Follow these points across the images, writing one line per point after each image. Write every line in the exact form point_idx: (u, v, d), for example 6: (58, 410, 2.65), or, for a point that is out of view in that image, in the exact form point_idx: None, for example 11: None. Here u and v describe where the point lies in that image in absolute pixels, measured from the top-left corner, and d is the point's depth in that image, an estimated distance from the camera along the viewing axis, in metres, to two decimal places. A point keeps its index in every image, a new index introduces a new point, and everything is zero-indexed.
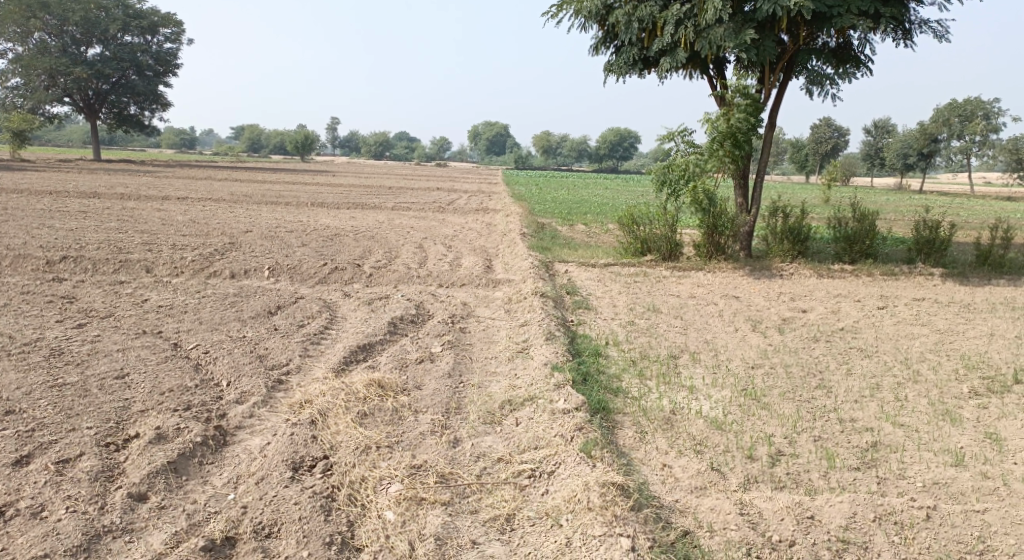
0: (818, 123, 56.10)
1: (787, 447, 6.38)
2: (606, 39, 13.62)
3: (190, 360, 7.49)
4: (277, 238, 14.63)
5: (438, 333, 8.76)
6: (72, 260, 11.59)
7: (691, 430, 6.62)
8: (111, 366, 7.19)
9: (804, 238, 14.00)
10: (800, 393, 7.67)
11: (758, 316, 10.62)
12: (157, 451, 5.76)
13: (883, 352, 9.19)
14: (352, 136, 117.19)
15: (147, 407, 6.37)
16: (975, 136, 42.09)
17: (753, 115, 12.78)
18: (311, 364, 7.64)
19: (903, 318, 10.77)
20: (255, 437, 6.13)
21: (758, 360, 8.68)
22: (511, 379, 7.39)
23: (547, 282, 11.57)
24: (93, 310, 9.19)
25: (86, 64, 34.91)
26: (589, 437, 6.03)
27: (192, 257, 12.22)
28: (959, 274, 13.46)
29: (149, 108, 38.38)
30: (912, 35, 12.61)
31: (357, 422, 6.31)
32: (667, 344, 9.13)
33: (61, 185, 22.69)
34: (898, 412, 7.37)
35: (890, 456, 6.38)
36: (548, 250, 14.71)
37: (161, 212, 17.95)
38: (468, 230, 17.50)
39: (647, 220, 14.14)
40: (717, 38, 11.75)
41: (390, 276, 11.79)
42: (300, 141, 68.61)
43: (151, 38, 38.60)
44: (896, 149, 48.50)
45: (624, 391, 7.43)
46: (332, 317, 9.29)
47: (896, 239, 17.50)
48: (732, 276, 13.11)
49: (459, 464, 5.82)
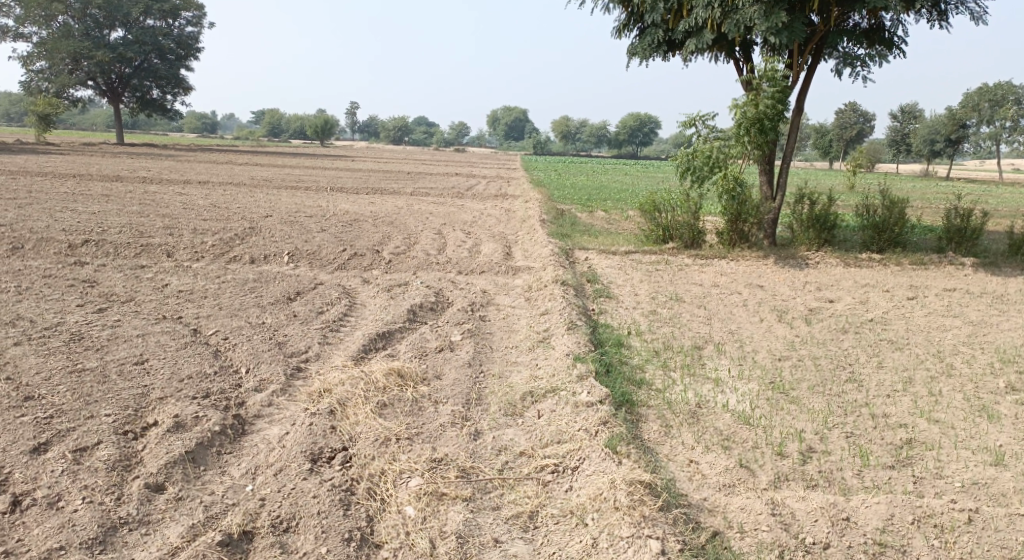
0: (843, 109, 55.33)
1: (819, 444, 6.20)
2: (630, 22, 13.35)
3: (210, 346, 7.40)
4: (297, 223, 14.55)
5: (458, 321, 8.62)
6: (93, 244, 11.56)
7: (717, 425, 6.44)
8: (131, 352, 7.12)
9: (831, 226, 13.69)
10: (829, 387, 7.46)
11: (783, 306, 10.40)
12: (175, 440, 5.66)
13: (914, 344, 8.94)
14: (372, 120, 117.25)
15: (166, 395, 6.28)
16: (1005, 121, 41.23)
17: (780, 101, 12.47)
18: (329, 351, 7.53)
19: (934, 309, 10.48)
20: (273, 426, 6.03)
21: (785, 352, 8.46)
22: (533, 370, 7.24)
23: (569, 269, 11.39)
24: (114, 294, 9.13)
25: (110, 47, 35.03)
26: (614, 431, 5.86)
27: (212, 242, 12.15)
28: (990, 264, 13.12)
29: (172, 92, 38.47)
30: (948, 17, 12.24)
31: (376, 413, 6.19)
32: (691, 334, 8.94)
33: (84, 168, 22.79)
34: (933, 407, 7.14)
35: (925, 454, 6.18)
36: (569, 236, 14.52)
37: (182, 195, 17.92)
38: (488, 215, 17.34)
39: (669, 206, 13.88)
40: (747, 19, 11.46)
41: (409, 263, 11.66)
42: (321, 125, 68.59)
43: (173, 21, 38.63)
44: (922, 136, 47.61)
45: (648, 383, 7.25)
46: (351, 304, 9.18)
47: (925, 227, 17.12)
48: (756, 264, 12.87)
49: (481, 457, 5.68)
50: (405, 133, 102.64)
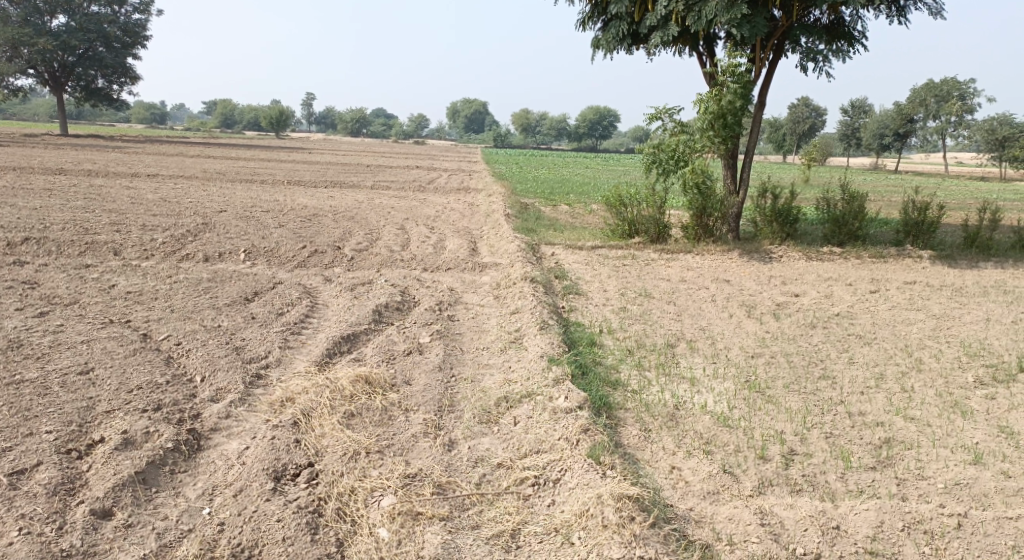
0: (795, 103, 55.95)
1: (800, 446, 6.06)
2: (594, 14, 13.12)
3: (161, 353, 7.00)
4: (252, 218, 14.08)
5: (425, 321, 8.32)
6: (35, 242, 10.99)
7: (697, 428, 6.26)
8: (75, 360, 6.68)
9: (794, 220, 13.63)
10: (804, 385, 7.33)
11: (751, 301, 10.29)
12: (123, 460, 5.30)
13: (882, 339, 8.87)
14: (326, 112, 115.66)
15: (113, 408, 5.90)
16: (951, 116, 42.02)
17: (743, 96, 12.33)
18: (291, 356, 7.18)
19: (899, 303, 10.45)
20: (232, 440, 5.69)
21: (758, 349, 8.32)
22: (506, 373, 6.98)
23: (536, 265, 11.13)
24: (56, 296, 8.64)
25: (52, 36, 33.85)
26: (596, 440, 5.65)
27: (163, 239, 11.64)
28: (947, 257, 13.19)
29: (118, 82, 37.32)
30: (907, 12, 12.22)
31: (343, 424, 5.88)
32: (663, 331, 8.76)
33: (27, 161, 21.91)
34: (908, 404, 7.04)
35: (905, 453, 6.08)
36: (533, 231, 14.28)
37: (130, 190, 17.26)
38: (450, 210, 17.02)
39: (634, 201, 13.70)
40: (709, 13, 11.31)
41: (371, 260, 11.31)
42: (275, 116, 67.34)
43: (119, 9, 37.43)
44: (872, 129, 48.33)
45: (623, 385, 7.05)
46: (312, 304, 8.82)
47: (881, 220, 17.18)
48: (721, 258, 12.77)
49: (457, 471, 5.44)
50: (360, 126, 101.66)
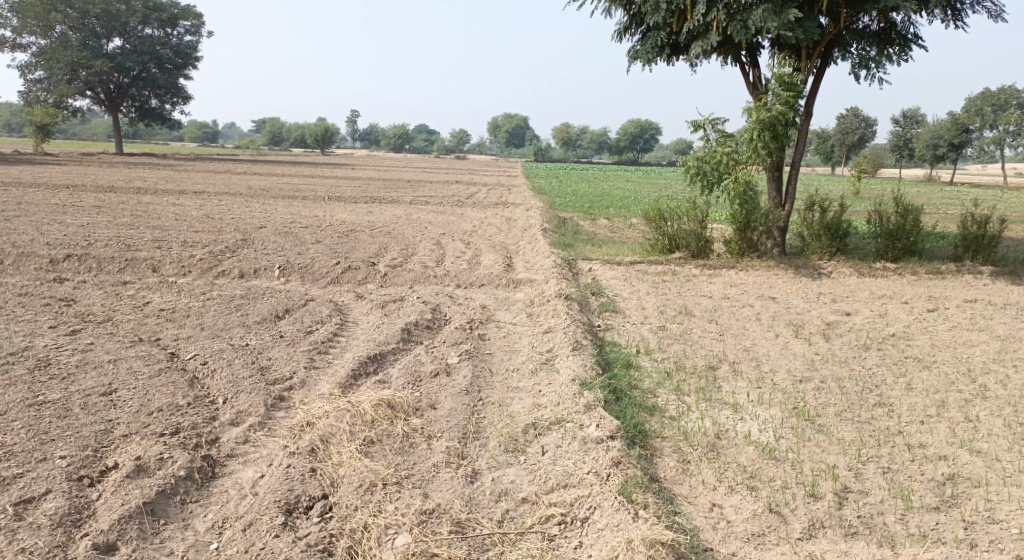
0: (845, 113, 54.61)
1: (854, 482, 5.62)
2: (631, 26, 12.75)
3: (186, 373, 6.78)
4: (291, 234, 13.97)
5: (455, 341, 8.01)
6: (76, 259, 10.97)
7: (740, 460, 5.85)
8: (99, 381, 6.50)
9: (844, 234, 13.04)
10: (858, 413, 6.84)
11: (799, 320, 9.79)
12: (133, 489, 5.10)
13: (943, 363, 8.31)
14: (371, 128, 116.89)
15: (131, 432, 5.69)
16: (1009, 125, 40.41)
17: (792, 105, 11.85)
18: (316, 378, 6.91)
19: (958, 323, 9.84)
20: (247, 468, 5.46)
21: (806, 373, 7.83)
22: (536, 397, 6.63)
23: (572, 282, 10.78)
24: (90, 314, 8.53)
25: (108, 57, 34.61)
26: (628, 475, 5.30)
27: (201, 255, 11.55)
28: (1010, 274, 12.48)
29: (171, 101, 37.97)
30: (963, 16, 11.66)
31: (363, 452, 5.60)
32: (704, 352, 8.33)
33: (80, 179, 22.23)
34: (972, 436, 6.52)
35: (972, 492, 5.60)
36: (571, 246, 13.92)
37: (176, 206, 17.34)
38: (488, 225, 16.74)
39: (675, 215, 13.27)
40: (756, 20, 10.92)
41: (405, 276, 11.07)
42: (321, 134, 67.99)
43: (172, 31, 38.17)
44: (925, 140, 46.92)
45: (661, 410, 6.65)
46: (342, 322, 8.57)
47: (938, 233, 16.42)
48: (767, 274, 12.27)
49: (479, 506, 5.12)
50: (405, 141, 102.60)
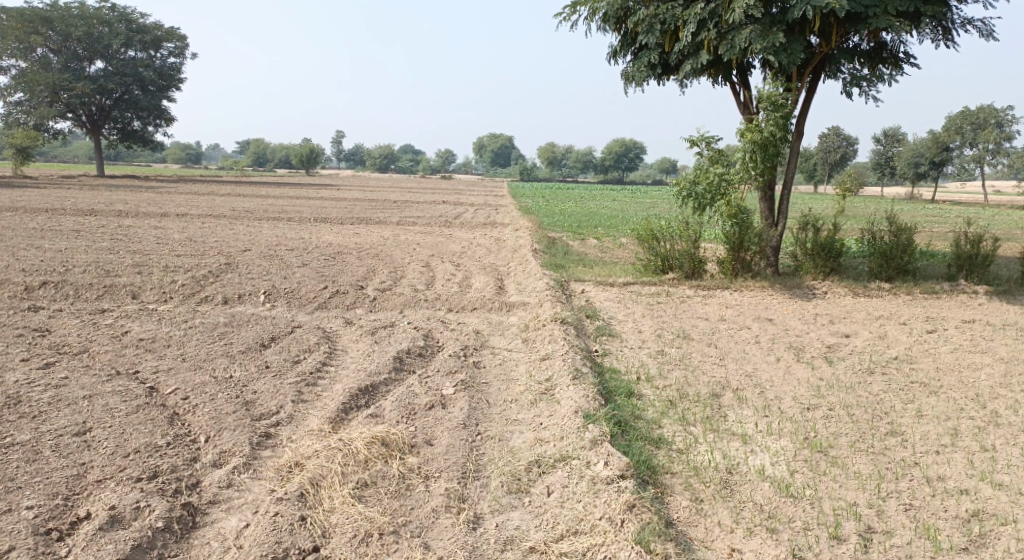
0: (826, 132, 54.80)
1: (877, 521, 5.43)
2: (622, 45, 12.54)
3: (166, 409, 6.38)
4: (276, 257, 13.59)
5: (449, 370, 7.67)
6: (52, 286, 10.55)
7: (756, 498, 5.61)
8: (72, 419, 6.09)
9: (838, 254, 12.80)
10: (871, 443, 6.54)
11: (799, 343, 9.51)
12: (105, 544, 4.81)
13: (950, 388, 8.03)
14: (355, 149, 116.62)
15: (105, 477, 5.33)
16: (988, 144, 40.63)
17: (785, 125, 11.64)
18: (304, 412, 6.53)
19: (960, 345, 9.58)
20: (231, 516, 5.15)
21: (813, 400, 7.52)
22: (537, 431, 6.30)
23: (566, 305, 10.47)
24: (65, 345, 8.12)
25: (90, 79, 34.16)
26: (644, 521, 5.09)
27: (183, 280, 11.14)
28: (1004, 293, 12.28)
29: (154, 123, 37.52)
30: (954, 35, 11.50)
31: (355, 497, 5.31)
32: (706, 379, 8.01)
33: (59, 202, 21.76)
34: (992, 467, 6.24)
35: (1000, 530, 5.42)
36: (562, 267, 13.62)
37: (158, 230, 16.91)
38: (477, 246, 16.41)
39: (668, 235, 12.97)
40: (744, 41, 10.71)
41: (395, 300, 10.72)
42: (306, 154, 67.62)
43: (155, 53, 37.78)
44: (906, 158, 47.07)
45: (667, 443, 6.33)
46: (330, 351, 8.20)
47: (929, 252, 16.19)
48: (762, 295, 12.03)
49: (483, 557, 4.89)
50: (389, 162, 102.43)
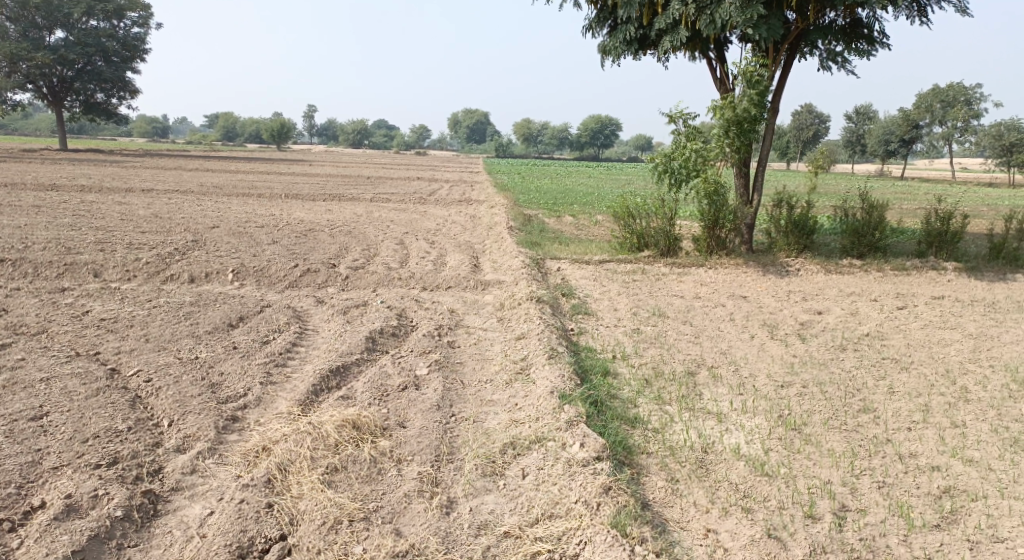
0: (799, 109, 55.02)
1: (851, 500, 5.43)
2: (599, 18, 12.35)
3: (128, 392, 6.20)
4: (245, 234, 13.33)
5: (423, 350, 7.55)
6: (11, 265, 10.25)
7: (731, 478, 5.58)
8: (29, 403, 5.90)
9: (811, 230, 12.81)
10: (844, 420, 6.53)
11: (773, 320, 9.50)
12: (60, 535, 4.68)
13: (921, 364, 8.07)
14: (326, 124, 115.19)
15: (63, 464, 5.17)
16: (957, 122, 40.99)
17: (760, 102, 11.55)
18: (273, 395, 6.39)
19: (930, 321, 9.62)
20: (194, 503, 5.04)
21: (787, 378, 7.51)
22: (511, 412, 6.22)
23: (542, 283, 10.38)
24: (24, 325, 7.88)
25: (50, 49, 33.25)
26: (620, 504, 5.05)
27: (148, 257, 10.87)
28: (973, 269, 12.35)
29: (118, 96, 36.65)
30: (928, 12, 11.46)
31: (325, 482, 5.21)
32: (681, 357, 7.98)
33: (21, 176, 21.19)
34: (963, 443, 6.26)
35: (971, 506, 5.43)
36: (538, 245, 13.50)
37: (122, 206, 16.51)
38: (451, 223, 16.23)
39: (642, 213, 12.89)
40: (722, 14, 10.56)
41: (368, 279, 10.55)
42: (276, 129, 66.65)
43: (118, 23, 36.83)
44: (877, 135, 47.40)
45: (643, 422, 6.28)
46: (301, 331, 8.04)
47: (901, 229, 16.27)
48: (736, 272, 12.01)
49: (456, 542, 4.82)
50: (363, 138, 101.50)
